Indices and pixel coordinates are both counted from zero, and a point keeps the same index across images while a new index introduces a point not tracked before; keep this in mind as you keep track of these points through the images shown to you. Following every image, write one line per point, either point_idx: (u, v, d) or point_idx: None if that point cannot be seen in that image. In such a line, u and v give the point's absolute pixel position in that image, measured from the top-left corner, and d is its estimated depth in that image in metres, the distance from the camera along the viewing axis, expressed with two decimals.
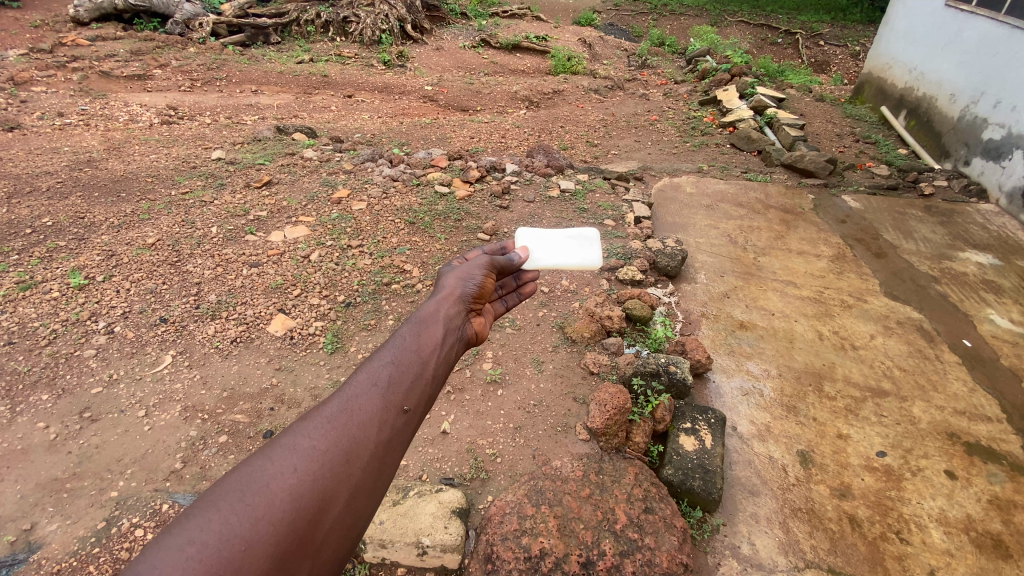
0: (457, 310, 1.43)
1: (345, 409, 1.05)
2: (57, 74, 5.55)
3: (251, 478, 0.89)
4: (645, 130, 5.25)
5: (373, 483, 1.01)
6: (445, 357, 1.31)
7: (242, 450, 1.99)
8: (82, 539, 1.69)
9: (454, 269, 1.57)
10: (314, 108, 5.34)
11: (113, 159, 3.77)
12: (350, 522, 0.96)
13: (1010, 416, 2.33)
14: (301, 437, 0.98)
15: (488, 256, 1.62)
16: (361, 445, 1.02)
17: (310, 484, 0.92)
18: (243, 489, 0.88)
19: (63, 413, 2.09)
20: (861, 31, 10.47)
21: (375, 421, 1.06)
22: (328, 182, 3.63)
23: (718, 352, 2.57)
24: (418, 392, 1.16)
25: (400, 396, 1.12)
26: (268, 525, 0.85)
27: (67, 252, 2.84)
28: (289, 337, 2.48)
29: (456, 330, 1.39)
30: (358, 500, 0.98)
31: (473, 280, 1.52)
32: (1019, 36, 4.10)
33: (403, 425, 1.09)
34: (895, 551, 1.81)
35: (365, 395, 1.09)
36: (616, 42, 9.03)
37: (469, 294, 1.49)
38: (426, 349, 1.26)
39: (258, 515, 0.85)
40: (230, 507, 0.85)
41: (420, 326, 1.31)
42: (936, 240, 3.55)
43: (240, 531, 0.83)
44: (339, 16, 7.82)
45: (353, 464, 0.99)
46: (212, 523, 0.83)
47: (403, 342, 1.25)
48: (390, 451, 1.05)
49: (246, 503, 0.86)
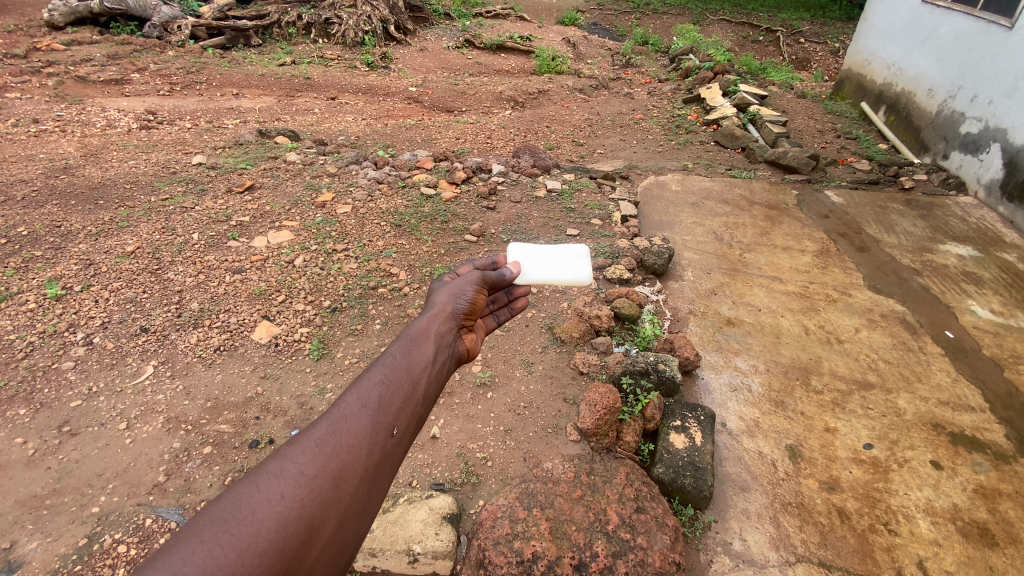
0: (448, 327, 1.41)
1: (334, 432, 1.03)
2: (32, 80, 5.44)
3: (237, 506, 0.86)
4: (630, 129, 5.28)
5: (361, 507, 0.99)
6: (436, 376, 1.29)
7: (228, 461, 1.96)
8: (63, 556, 1.65)
9: (447, 285, 1.55)
10: (297, 111, 5.30)
11: (91, 166, 3.69)
12: (338, 548, 0.94)
13: (994, 406, 2.37)
14: (287, 462, 0.95)
15: (480, 272, 1.61)
16: (351, 468, 1.00)
17: (297, 511, 0.90)
18: (228, 518, 0.85)
19: (42, 428, 2.03)
20: (841, 28, 10.62)
21: (365, 443, 1.04)
22: (311, 185, 3.59)
23: (706, 349, 2.58)
24: (408, 413, 1.15)
25: (389, 417, 1.11)
26: (254, 557, 0.82)
27: (43, 262, 2.78)
28: (274, 345, 2.44)
29: (448, 346, 1.38)
30: (347, 525, 0.96)
31: (465, 296, 1.51)
32: (993, 32, 4.18)
33: (393, 447, 1.08)
34: (884, 542, 1.83)
35: (353, 416, 1.07)
36: (600, 42, 9.07)
37: (460, 311, 1.47)
38: (418, 368, 1.24)
39: (244, 546, 0.83)
40: (214, 538, 0.82)
41: (411, 344, 1.29)
42: (917, 233, 3.60)
43: (225, 562, 0.80)
44: (321, 17, 7.77)
45: (342, 488, 0.98)
46: (196, 555, 0.79)
47: (394, 360, 1.23)
48: (382, 473, 1.05)
49: (231, 533, 0.83)
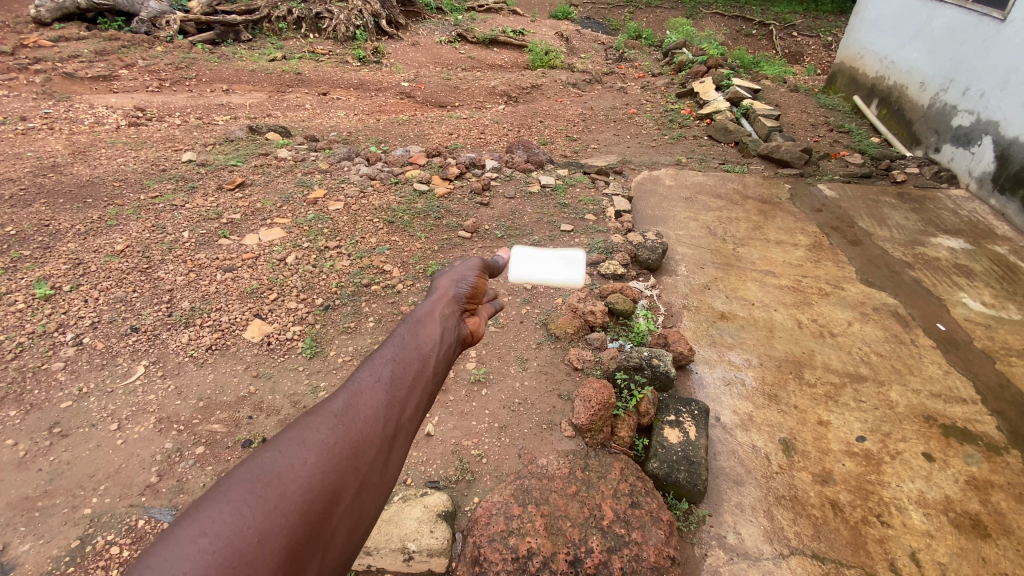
0: (453, 309, 1.41)
1: (350, 404, 1.02)
2: (19, 77, 5.36)
3: (261, 470, 0.86)
4: (623, 123, 5.27)
5: (379, 478, 0.98)
6: (445, 356, 1.28)
7: (220, 460, 1.94)
8: (55, 558, 1.64)
9: (447, 270, 1.54)
10: (288, 107, 5.24)
11: (79, 164, 3.64)
12: (358, 516, 0.93)
13: (985, 398, 2.39)
14: (308, 431, 0.95)
15: (479, 257, 1.60)
16: (368, 438, 0.99)
17: (319, 477, 0.89)
18: (253, 482, 0.84)
19: (32, 430, 2.01)
20: (834, 21, 10.63)
21: (380, 415, 1.03)
22: (303, 182, 3.56)
23: (699, 344, 2.58)
24: (420, 389, 1.14)
25: (403, 392, 1.10)
26: (281, 518, 0.82)
27: (32, 262, 2.74)
28: (266, 344, 2.42)
29: (454, 327, 1.36)
30: (366, 494, 0.95)
31: (467, 280, 1.50)
32: (986, 25, 4.18)
33: (407, 421, 1.07)
34: (877, 534, 1.84)
35: (369, 390, 1.06)
36: (593, 36, 9.05)
37: (463, 294, 1.47)
38: (427, 346, 1.23)
39: (270, 508, 0.82)
40: (241, 500, 0.81)
41: (419, 324, 1.29)
42: (909, 226, 3.62)
43: (252, 523, 0.80)
44: (311, 12, 7.69)
45: (360, 457, 0.96)
46: (224, 515, 0.79)
47: (403, 340, 1.22)
48: (398, 446, 1.04)
49: (256, 496, 0.83)
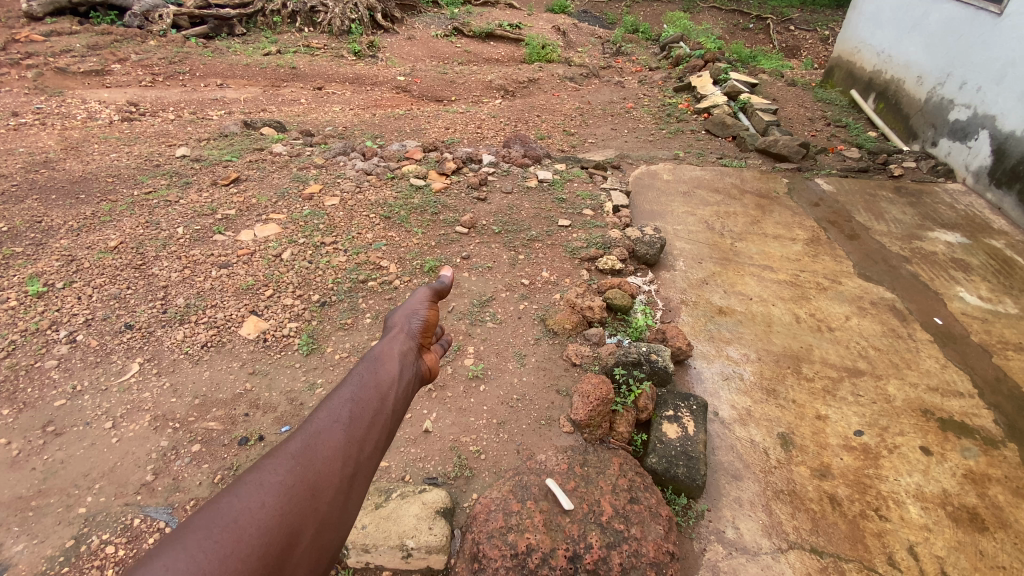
0: (410, 345, 1.39)
1: (307, 444, 1.01)
2: (11, 72, 5.28)
3: (219, 514, 0.85)
4: (621, 118, 5.25)
5: (339, 516, 0.97)
6: (404, 391, 1.26)
7: (217, 458, 1.93)
8: (50, 558, 1.62)
9: (399, 308, 1.53)
10: (283, 102, 5.20)
11: (71, 159, 3.60)
12: (317, 556, 0.91)
13: (982, 391, 2.40)
14: (265, 473, 0.94)
15: (427, 290, 1.60)
16: (327, 477, 0.98)
17: (277, 518, 0.88)
18: (210, 526, 0.83)
19: (26, 428, 1.99)
20: (832, 15, 10.61)
21: (339, 454, 1.02)
22: (299, 177, 3.53)
23: (697, 338, 2.58)
24: (380, 426, 1.12)
25: (362, 430, 1.09)
26: (237, 561, 0.81)
27: (23, 259, 2.71)
28: (262, 341, 2.41)
29: (413, 363, 1.34)
30: (325, 533, 0.94)
31: (419, 315, 1.49)
32: (983, 18, 4.17)
33: (366, 459, 1.06)
34: (875, 528, 1.85)
35: (327, 429, 1.05)
36: (591, 30, 9.00)
37: (417, 330, 1.45)
38: (385, 384, 1.21)
39: (227, 552, 0.81)
40: (197, 545, 0.80)
41: (376, 362, 1.27)
42: (906, 221, 3.61)
43: (208, 568, 0.78)
44: (306, 6, 7.62)
45: (319, 497, 0.95)
46: (179, 561, 0.77)
47: (362, 376, 1.21)
48: (358, 483, 1.02)
49: (214, 540, 0.81)
